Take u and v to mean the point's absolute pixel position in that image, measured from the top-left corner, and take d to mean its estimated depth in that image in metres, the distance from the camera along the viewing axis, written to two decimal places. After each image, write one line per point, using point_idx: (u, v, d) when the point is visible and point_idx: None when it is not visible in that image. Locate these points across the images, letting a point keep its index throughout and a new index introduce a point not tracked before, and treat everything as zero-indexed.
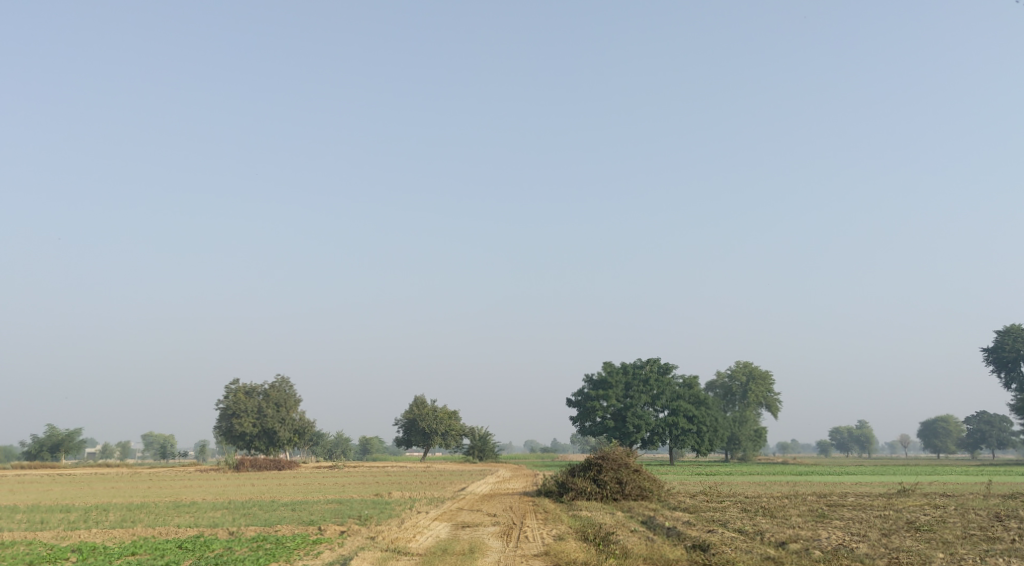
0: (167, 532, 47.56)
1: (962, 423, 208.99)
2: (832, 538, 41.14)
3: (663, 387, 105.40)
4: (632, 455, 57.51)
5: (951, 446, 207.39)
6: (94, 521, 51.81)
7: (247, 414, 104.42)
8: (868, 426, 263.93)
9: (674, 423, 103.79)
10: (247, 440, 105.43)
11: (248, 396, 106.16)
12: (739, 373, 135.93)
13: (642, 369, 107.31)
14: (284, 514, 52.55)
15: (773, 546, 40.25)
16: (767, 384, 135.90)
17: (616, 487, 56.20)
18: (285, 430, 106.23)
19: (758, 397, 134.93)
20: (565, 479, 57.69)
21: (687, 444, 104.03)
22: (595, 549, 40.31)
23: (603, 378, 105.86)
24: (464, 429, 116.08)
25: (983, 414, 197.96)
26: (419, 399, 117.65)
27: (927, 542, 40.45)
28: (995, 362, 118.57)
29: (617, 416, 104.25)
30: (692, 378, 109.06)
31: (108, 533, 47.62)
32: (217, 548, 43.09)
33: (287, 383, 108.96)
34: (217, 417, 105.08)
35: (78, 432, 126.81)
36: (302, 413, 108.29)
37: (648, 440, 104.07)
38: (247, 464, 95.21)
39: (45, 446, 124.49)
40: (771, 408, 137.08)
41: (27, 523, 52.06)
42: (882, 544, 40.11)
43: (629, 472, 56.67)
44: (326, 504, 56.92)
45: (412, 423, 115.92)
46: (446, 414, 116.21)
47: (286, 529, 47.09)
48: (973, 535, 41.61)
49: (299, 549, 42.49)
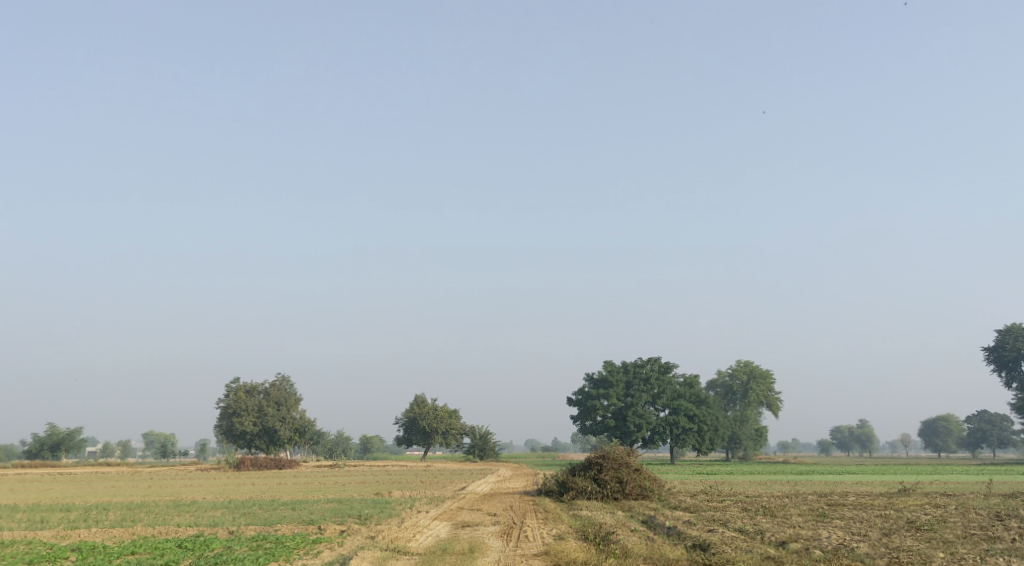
0: (166, 532, 47.43)
1: (963, 423, 208.87)
2: (832, 538, 41.04)
3: (663, 386, 105.29)
4: (632, 455, 57.47)
5: (951, 444, 207.32)
6: (93, 520, 51.67)
7: (247, 413, 104.42)
8: (868, 425, 263.91)
9: (675, 422, 103.73)
10: (247, 440, 105.40)
11: (249, 395, 106.15)
12: (739, 373, 135.96)
13: (642, 369, 107.20)
14: (284, 514, 52.43)
15: (773, 546, 40.17)
16: (768, 383, 135.83)
17: (616, 487, 56.13)
18: (285, 429, 106.20)
19: (759, 397, 134.91)
20: (565, 479, 57.61)
21: (688, 443, 103.99)
22: (595, 549, 40.24)
23: (604, 378, 105.82)
24: (465, 429, 116.04)
25: (984, 413, 197.78)
26: (419, 398, 117.65)
27: (927, 542, 40.34)
28: (996, 362, 118.44)
29: (618, 416, 104.20)
30: (693, 378, 108.97)
31: (108, 533, 47.52)
32: (217, 548, 43.00)
33: (287, 382, 108.92)
34: (217, 416, 105.08)
35: (78, 432, 126.83)
36: (302, 412, 108.24)
37: (649, 439, 104.02)
38: (246, 463, 95.13)
39: (45, 446, 124.46)
40: (771, 408, 137.07)
41: (26, 522, 51.92)
42: (882, 544, 40.03)
43: (629, 472, 56.63)
44: (326, 504, 56.73)
45: (412, 422, 115.86)
46: (447, 413, 116.12)
47: (285, 529, 46.94)
48: (973, 535, 41.49)
49: (299, 549, 42.39)
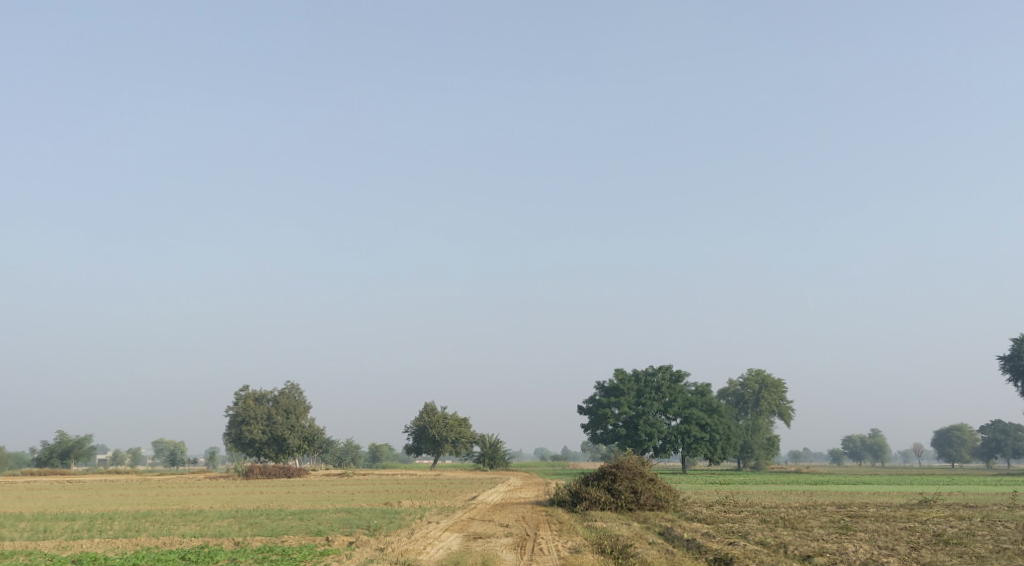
0: (171, 542, 46.38)
1: (977, 432, 207.10)
2: (860, 552, 39.75)
3: (675, 395, 103.85)
4: (646, 464, 56.30)
5: (965, 455, 205.33)
6: (97, 530, 50.61)
7: (257, 421, 103.71)
8: (881, 435, 261.76)
9: (687, 431, 102.07)
10: (256, 448, 104.30)
11: (258, 403, 105.31)
12: (752, 381, 134.54)
13: (654, 377, 105.77)
14: (292, 524, 51.19)
15: (797, 560, 38.94)
16: (781, 391, 134.29)
17: (631, 497, 54.81)
18: (294, 437, 104.74)
19: (771, 405, 133.41)
20: (579, 488, 56.22)
21: (699, 453, 102.62)
22: (614, 563, 38.96)
23: (615, 386, 104.52)
24: (474, 437, 114.75)
25: (999, 423, 194.89)
26: (429, 406, 116.47)
27: (959, 557, 39.03)
28: (1013, 371, 116.72)
29: (629, 424, 102.85)
30: (704, 386, 107.51)
31: (111, 543, 46.37)
32: (222, 560, 41.69)
33: (297, 390, 107.86)
34: (227, 424, 104.37)
35: (87, 439, 125.92)
36: (312, 420, 106.91)
37: (660, 448, 102.40)
38: (256, 471, 94.30)
39: (55, 453, 123.57)
40: (784, 417, 135.36)
41: (29, 532, 50.81)
42: (912, 559, 38.77)
43: (644, 482, 55.36)
44: (334, 514, 55.47)
45: (422, 430, 114.42)
46: (457, 421, 114.85)
47: (293, 540, 45.68)
48: (1006, 549, 40.03)
49: (306, 561, 41.25)
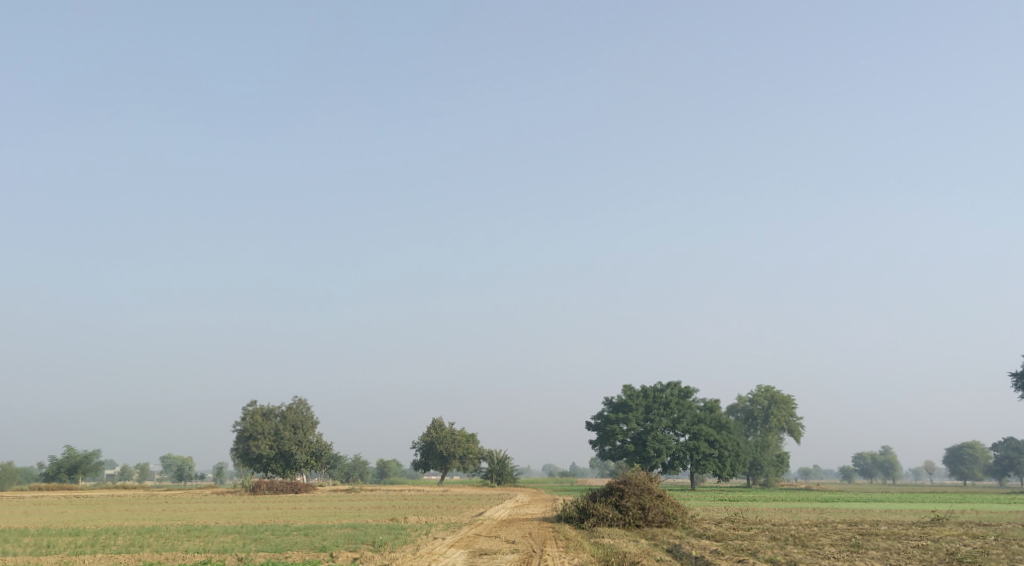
0: (174, 557, 45.93)
1: (989, 450, 205.34)
2: None
3: (684, 410, 103.23)
4: (655, 480, 55.58)
5: (978, 473, 203.46)
6: (100, 545, 50.12)
7: (264, 436, 103.27)
8: (891, 452, 259.42)
9: (695, 447, 101.31)
10: (264, 463, 103.89)
11: (265, 419, 104.76)
12: (761, 397, 133.59)
13: (662, 394, 105.09)
14: (297, 540, 50.77)
15: None
16: (791, 407, 133.20)
17: (639, 513, 54.23)
18: (302, 452, 104.24)
19: (781, 422, 132.48)
20: (587, 504, 55.46)
21: (708, 469, 101.75)
22: None
23: (623, 402, 103.74)
24: (482, 453, 114.11)
25: (1012, 440, 193.35)
26: (437, 421, 115.88)
27: None
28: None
29: (637, 440, 102.08)
30: (713, 401, 106.80)
31: (114, 558, 45.96)
32: None
33: (305, 405, 107.43)
34: (235, 439, 103.99)
35: (95, 454, 125.75)
36: (319, 435, 106.42)
37: (668, 464, 101.53)
38: (263, 486, 93.81)
39: (62, 468, 123.23)
40: (794, 433, 134.43)
41: (32, 547, 50.38)
42: None
43: (652, 498, 54.79)
44: (339, 529, 54.99)
45: (429, 446, 113.64)
46: (464, 437, 114.13)
47: (297, 556, 45.30)
48: None
49: None
